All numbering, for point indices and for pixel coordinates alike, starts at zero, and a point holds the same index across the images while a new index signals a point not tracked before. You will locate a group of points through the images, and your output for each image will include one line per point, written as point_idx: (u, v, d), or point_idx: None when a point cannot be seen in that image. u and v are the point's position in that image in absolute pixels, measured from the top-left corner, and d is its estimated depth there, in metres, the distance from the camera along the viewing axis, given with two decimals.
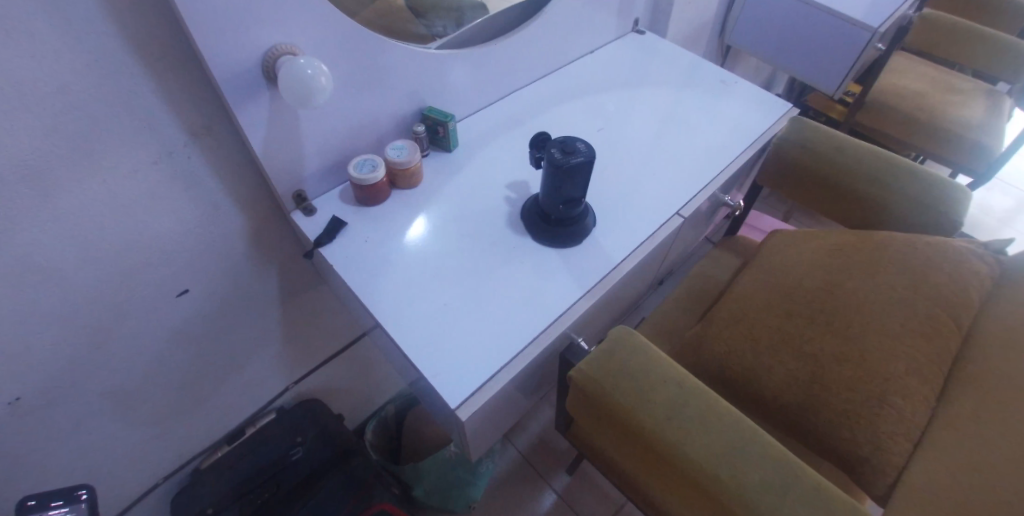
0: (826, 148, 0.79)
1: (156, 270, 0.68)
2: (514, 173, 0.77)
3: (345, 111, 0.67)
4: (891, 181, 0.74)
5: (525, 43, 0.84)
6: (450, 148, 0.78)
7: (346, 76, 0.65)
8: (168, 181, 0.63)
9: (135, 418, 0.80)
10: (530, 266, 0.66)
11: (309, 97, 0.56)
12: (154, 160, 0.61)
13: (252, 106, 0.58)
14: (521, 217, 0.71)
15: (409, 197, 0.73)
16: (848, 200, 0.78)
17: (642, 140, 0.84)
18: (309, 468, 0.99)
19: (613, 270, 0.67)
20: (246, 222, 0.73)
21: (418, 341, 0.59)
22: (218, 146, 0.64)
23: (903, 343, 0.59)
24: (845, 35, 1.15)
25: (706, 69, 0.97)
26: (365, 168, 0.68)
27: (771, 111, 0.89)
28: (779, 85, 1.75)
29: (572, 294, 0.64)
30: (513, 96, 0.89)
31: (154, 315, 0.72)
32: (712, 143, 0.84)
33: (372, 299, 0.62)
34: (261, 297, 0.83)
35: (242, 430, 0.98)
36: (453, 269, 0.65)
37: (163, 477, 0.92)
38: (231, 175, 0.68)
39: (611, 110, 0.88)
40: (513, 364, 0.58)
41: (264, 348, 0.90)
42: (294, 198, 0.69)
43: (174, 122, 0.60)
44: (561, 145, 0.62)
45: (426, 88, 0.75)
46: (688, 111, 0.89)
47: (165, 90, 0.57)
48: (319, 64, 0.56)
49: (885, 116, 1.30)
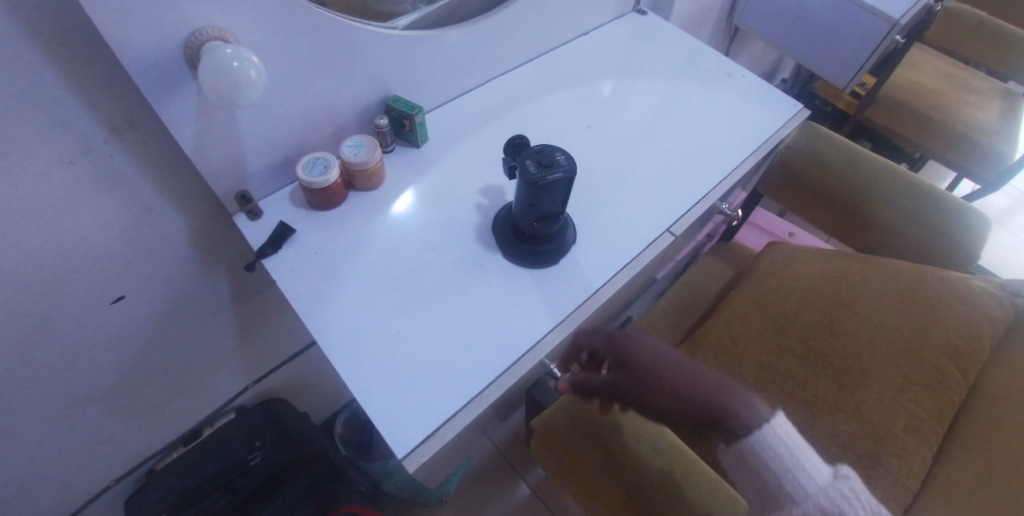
0: (835, 160, 0.72)
1: (82, 279, 0.61)
2: (487, 176, 0.69)
3: (291, 102, 0.59)
4: (906, 203, 0.68)
5: (507, 26, 0.75)
6: (418, 144, 0.70)
7: (290, 63, 0.56)
8: (86, 183, 0.55)
9: (73, 427, 0.74)
10: (497, 289, 0.59)
11: (235, 94, 0.48)
12: (67, 159, 0.52)
13: (172, 102, 0.50)
14: (492, 228, 0.64)
15: (367, 200, 0.65)
16: (854, 218, 0.72)
17: (633, 140, 0.76)
18: (265, 475, 0.98)
19: (592, 296, 0.60)
20: (187, 221, 0.65)
21: (365, 378, 0.52)
22: (145, 143, 0.56)
23: (902, 396, 0.56)
24: (863, 25, 1.06)
25: (709, 59, 0.88)
26: (315, 169, 0.60)
27: (778, 112, 0.80)
28: (785, 71, 1.65)
29: (543, 323, 0.58)
30: (494, 84, 0.80)
31: (86, 324, 0.65)
32: (711, 147, 0.76)
33: (320, 323, 0.55)
34: (211, 299, 0.76)
35: (199, 430, 0.92)
36: (411, 291, 0.58)
37: (115, 479, 0.87)
38: (164, 173, 0.59)
39: (601, 103, 0.80)
40: (471, 406, 0.52)
41: (218, 349, 0.84)
42: (237, 199, 0.61)
43: (87, 117, 0.51)
44: (536, 156, 0.55)
45: (389, 76, 0.66)
46: (686, 109, 0.80)
47: (73, 80, 0.48)
48: (247, 54, 0.48)
49: (894, 113, 1.23)
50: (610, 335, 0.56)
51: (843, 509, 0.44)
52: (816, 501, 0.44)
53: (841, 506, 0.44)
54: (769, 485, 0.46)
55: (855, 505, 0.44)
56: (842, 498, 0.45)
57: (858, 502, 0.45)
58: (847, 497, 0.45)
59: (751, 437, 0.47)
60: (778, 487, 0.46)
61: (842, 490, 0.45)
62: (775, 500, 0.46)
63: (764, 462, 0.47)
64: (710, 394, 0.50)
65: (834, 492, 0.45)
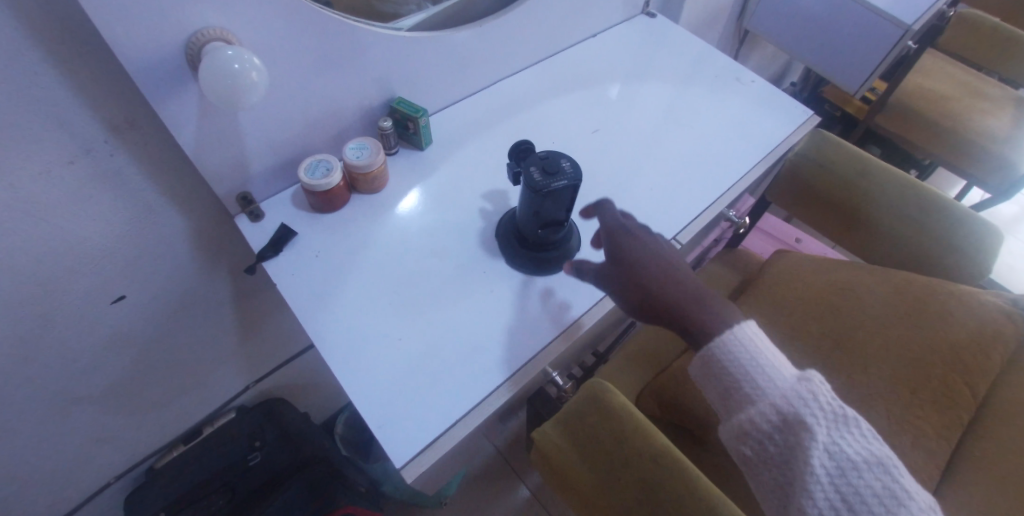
0: (845, 169, 0.70)
1: (82, 279, 0.61)
2: (491, 180, 0.68)
3: (293, 104, 0.58)
4: (916, 213, 0.66)
5: (514, 27, 0.74)
6: (422, 146, 0.69)
7: (293, 65, 0.55)
8: (88, 183, 0.54)
9: (73, 425, 0.73)
10: (499, 296, 0.59)
11: (235, 96, 0.47)
12: (67, 159, 0.52)
13: (174, 103, 0.50)
14: (496, 234, 0.63)
15: (370, 203, 0.64)
16: (864, 229, 0.71)
17: (640, 145, 0.75)
18: (265, 476, 0.96)
19: (596, 305, 0.60)
20: (189, 222, 0.65)
21: (365, 386, 0.52)
22: (147, 143, 0.55)
23: (908, 413, 0.56)
24: (875, 30, 1.04)
25: (718, 63, 0.87)
26: (317, 172, 0.60)
27: (788, 118, 0.79)
28: (794, 74, 1.64)
29: (545, 332, 0.57)
30: (500, 86, 0.79)
31: (86, 323, 0.64)
32: (720, 153, 0.75)
33: (319, 329, 0.55)
34: (212, 299, 0.76)
35: (197, 430, 0.93)
36: (412, 297, 0.58)
37: (115, 476, 0.86)
38: (166, 173, 0.59)
39: (608, 107, 0.79)
40: (471, 416, 0.52)
41: (219, 348, 0.83)
42: (238, 200, 0.61)
43: (89, 118, 0.50)
44: (541, 163, 0.54)
45: (394, 77, 0.65)
46: (694, 114, 0.79)
47: (74, 80, 0.48)
48: (249, 56, 0.47)
49: (905, 119, 1.22)
50: (613, 217, 0.58)
51: (801, 407, 0.43)
52: (774, 398, 0.44)
53: (798, 405, 0.43)
54: (730, 386, 0.46)
55: (815, 404, 0.43)
56: (802, 396, 0.44)
57: (818, 403, 0.43)
58: (807, 396, 0.44)
59: (716, 342, 0.47)
60: (740, 388, 0.46)
61: (803, 390, 0.44)
62: (735, 399, 0.46)
63: (728, 367, 0.46)
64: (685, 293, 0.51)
65: (794, 391, 0.44)
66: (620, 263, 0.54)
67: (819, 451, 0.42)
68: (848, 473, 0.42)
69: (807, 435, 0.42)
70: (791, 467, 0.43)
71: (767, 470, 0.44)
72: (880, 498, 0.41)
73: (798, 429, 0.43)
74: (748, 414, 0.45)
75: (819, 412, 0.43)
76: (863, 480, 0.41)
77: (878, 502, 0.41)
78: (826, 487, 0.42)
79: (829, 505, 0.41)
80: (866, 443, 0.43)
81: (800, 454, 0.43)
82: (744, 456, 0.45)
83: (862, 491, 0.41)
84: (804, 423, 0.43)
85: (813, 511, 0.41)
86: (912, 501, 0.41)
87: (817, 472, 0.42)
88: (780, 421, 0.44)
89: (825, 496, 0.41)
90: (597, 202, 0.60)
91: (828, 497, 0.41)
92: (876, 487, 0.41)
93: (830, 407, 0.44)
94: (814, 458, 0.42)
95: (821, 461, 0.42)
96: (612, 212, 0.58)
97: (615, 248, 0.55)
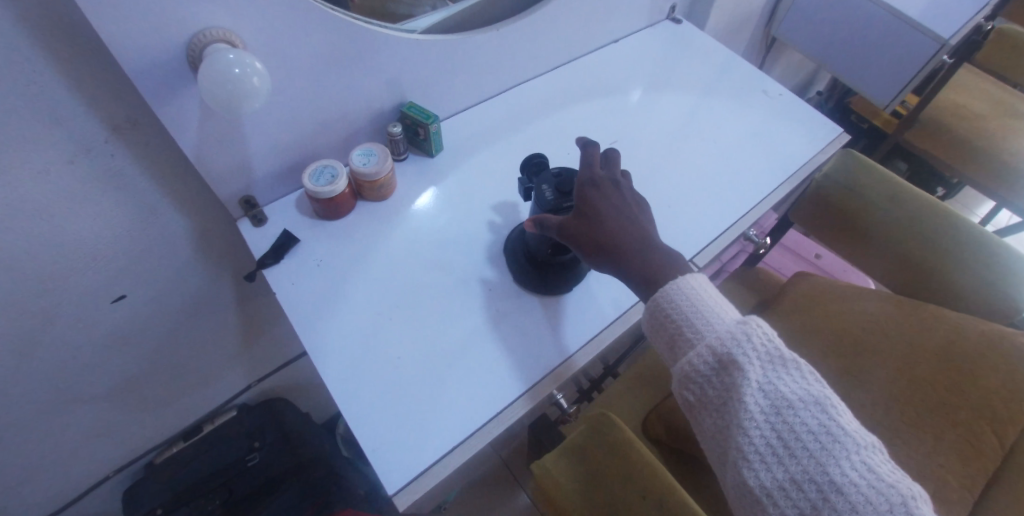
0: (877, 196, 0.67)
1: (81, 278, 0.59)
2: (501, 191, 0.66)
3: (300, 108, 0.57)
4: (950, 248, 0.63)
5: (533, 31, 0.72)
6: (433, 153, 0.67)
7: (300, 68, 0.54)
8: (87, 183, 0.53)
9: (70, 421, 0.72)
10: (505, 315, 0.57)
11: (235, 102, 0.45)
12: (67, 159, 0.50)
13: (176, 105, 0.48)
14: (505, 249, 0.61)
15: (376, 212, 0.63)
16: (894, 261, 0.67)
17: (658, 159, 0.72)
18: (262, 479, 0.95)
19: (605, 330, 0.57)
20: (192, 223, 0.63)
21: (361, 405, 0.51)
22: (149, 144, 0.54)
23: (931, 461, 0.53)
24: (909, 42, 1.00)
25: (744, 73, 0.83)
26: (322, 178, 0.58)
27: (816, 136, 0.76)
28: (821, 83, 1.59)
29: (550, 356, 0.55)
30: (515, 92, 0.77)
31: (85, 321, 0.63)
32: (742, 171, 0.72)
33: (318, 344, 0.54)
34: (215, 299, 0.74)
35: (200, 426, 0.90)
36: (415, 313, 0.56)
37: (114, 470, 0.85)
38: (169, 174, 0.57)
39: (627, 116, 0.76)
40: (470, 443, 0.50)
41: (221, 348, 0.82)
42: (241, 204, 0.60)
43: (89, 117, 0.49)
44: (552, 183, 0.55)
45: (405, 82, 0.63)
46: (717, 128, 0.76)
47: (74, 79, 0.46)
48: (250, 60, 0.45)
49: (935, 136, 1.18)
50: (588, 163, 0.54)
51: (736, 348, 0.44)
52: (711, 341, 0.45)
53: (732, 346, 0.44)
54: (675, 335, 0.47)
55: (751, 345, 0.44)
56: (737, 337, 0.44)
57: (753, 343, 0.44)
58: (743, 337, 0.44)
59: (660, 292, 0.49)
60: (682, 333, 0.47)
61: (738, 331, 0.44)
62: (679, 346, 0.47)
63: (670, 315, 0.47)
64: (634, 248, 0.51)
65: (730, 333, 0.45)
66: (579, 217, 0.52)
67: (753, 390, 0.43)
68: (784, 410, 0.42)
69: (740, 375, 0.43)
70: (729, 407, 0.44)
71: (708, 411, 0.45)
72: (815, 435, 0.41)
73: (733, 369, 0.44)
74: (688, 358, 0.46)
75: (754, 352, 0.44)
76: (797, 416, 0.42)
77: (812, 438, 0.41)
78: (761, 424, 0.42)
79: (764, 441, 0.42)
80: (804, 382, 0.43)
81: (735, 394, 0.43)
82: (688, 400, 0.46)
83: (796, 427, 0.41)
84: (737, 363, 0.44)
85: (748, 448, 0.42)
86: (847, 435, 0.41)
87: (751, 411, 0.42)
88: (716, 363, 0.45)
89: (760, 434, 0.42)
90: (583, 140, 0.55)
91: (763, 434, 0.42)
92: (812, 424, 0.41)
93: (767, 347, 0.44)
94: (747, 396, 0.42)
95: (755, 399, 0.43)
96: (593, 156, 0.54)
97: (580, 200, 0.52)
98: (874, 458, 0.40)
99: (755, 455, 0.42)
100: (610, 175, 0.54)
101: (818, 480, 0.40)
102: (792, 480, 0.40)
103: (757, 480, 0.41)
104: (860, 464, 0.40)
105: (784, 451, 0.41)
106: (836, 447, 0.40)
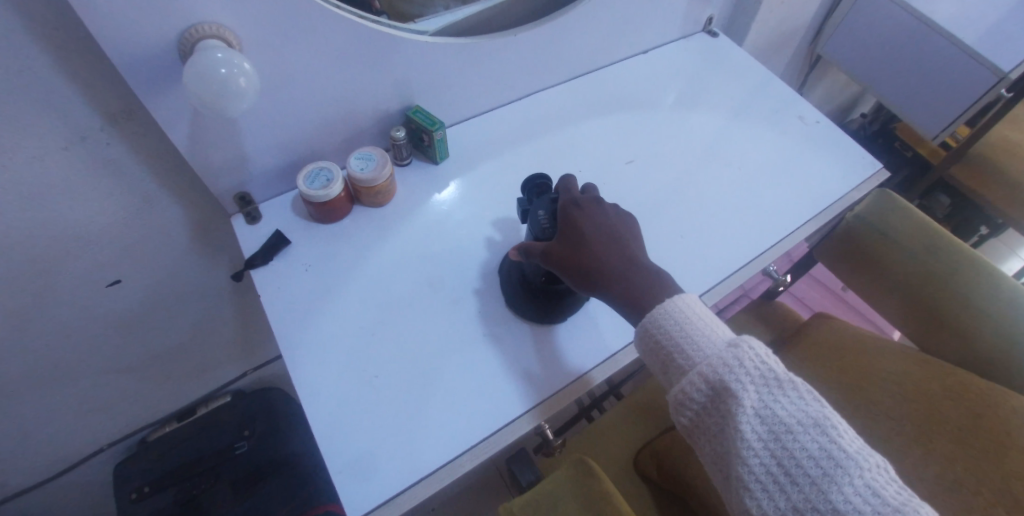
0: (909, 240, 0.62)
1: (75, 262, 0.59)
2: (504, 206, 0.63)
3: (300, 107, 0.55)
4: (987, 306, 0.57)
5: (554, 38, 0.68)
6: (437, 160, 0.65)
7: (299, 66, 0.52)
8: (82, 170, 0.52)
9: (63, 397, 0.72)
10: (491, 339, 0.54)
11: (221, 102, 0.44)
12: (62, 145, 0.49)
13: (167, 99, 0.47)
14: (501, 270, 0.59)
15: (372, 219, 0.61)
16: (923, 315, 0.61)
17: (675, 183, 0.68)
18: (250, 467, 0.93)
19: (596, 367, 0.54)
20: (188, 214, 0.62)
21: (333, 422, 0.49)
22: (146, 135, 0.53)
23: None
24: (965, 72, 0.93)
25: (779, 95, 0.78)
26: (317, 181, 0.57)
27: (851, 171, 0.70)
28: (865, 106, 1.51)
29: (535, 387, 0.52)
30: (531, 100, 0.74)
31: (78, 303, 0.63)
32: (764, 202, 0.67)
33: (297, 352, 0.52)
34: (212, 288, 0.74)
35: (193, 410, 0.90)
36: (398, 328, 0.54)
37: (108, 444, 0.85)
38: (166, 165, 0.56)
39: (646, 134, 0.72)
40: (439, 474, 0.48)
41: (217, 336, 0.81)
42: (236, 200, 0.59)
43: (85, 105, 0.48)
44: (549, 208, 0.53)
45: (414, 86, 0.61)
46: (743, 154, 0.71)
47: (69, 66, 0.45)
48: (239, 60, 0.44)
49: (983, 173, 1.10)
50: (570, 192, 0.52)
51: (728, 374, 0.42)
52: (702, 367, 0.43)
53: (724, 372, 0.42)
54: (667, 360, 0.45)
55: (744, 368, 0.41)
56: (729, 362, 0.42)
57: (746, 367, 0.41)
58: (735, 362, 0.42)
59: (649, 315, 0.46)
60: (674, 358, 0.45)
61: (728, 356, 0.42)
62: (672, 371, 0.45)
63: (660, 340, 0.45)
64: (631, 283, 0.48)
65: (722, 358, 0.42)
66: (572, 243, 0.50)
67: (749, 417, 0.41)
68: (782, 435, 0.40)
69: (734, 403, 0.41)
70: (726, 434, 0.42)
71: (705, 437, 0.43)
72: (816, 460, 0.39)
73: (726, 396, 0.41)
74: (681, 386, 0.44)
75: (748, 376, 0.41)
76: (796, 441, 0.39)
77: (813, 464, 0.39)
78: (759, 452, 0.40)
79: (763, 470, 0.40)
80: (802, 403, 0.40)
81: (730, 421, 0.41)
82: (685, 425, 0.45)
83: (796, 453, 0.39)
84: (730, 391, 0.41)
85: (749, 477, 0.40)
86: (850, 458, 0.39)
87: (749, 439, 0.40)
88: (709, 391, 0.42)
89: (759, 462, 0.40)
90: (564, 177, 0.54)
91: (763, 462, 0.40)
92: (812, 449, 0.39)
93: (760, 369, 0.41)
94: (743, 424, 0.40)
95: (752, 427, 0.40)
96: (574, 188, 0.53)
97: (575, 227, 0.50)
98: (878, 480, 0.38)
99: (757, 485, 0.40)
100: (601, 206, 0.52)
101: (821, 508, 0.38)
102: (795, 508, 0.39)
103: (760, 509, 0.40)
104: (864, 488, 0.38)
105: (785, 479, 0.39)
106: (838, 472, 0.38)
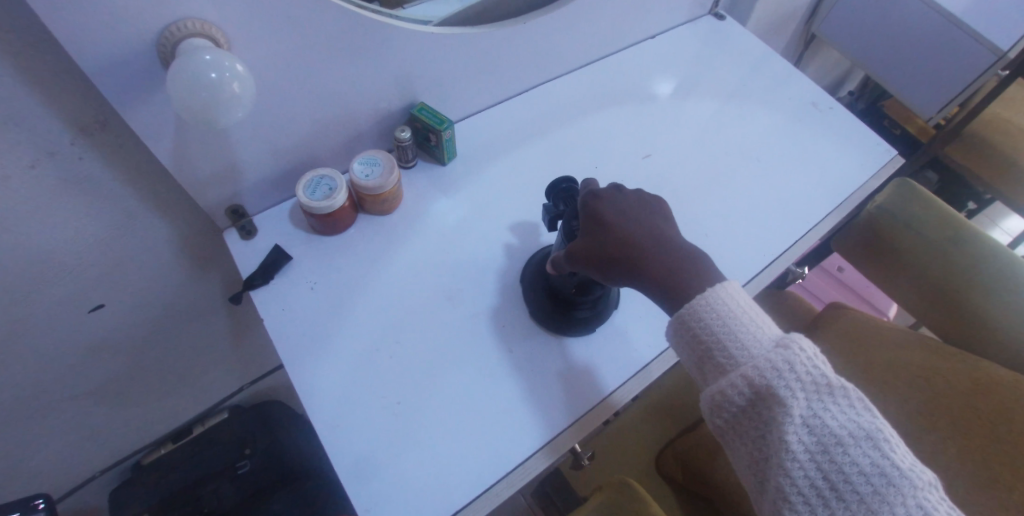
0: (933, 233, 0.61)
1: (50, 288, 0.53)
2: (519, 209, 0.60)
3: (295, 109, 0.50)
4: (1014, 300, 0.57)
5: (563, 25, 0.64)
6: (444, 161, 0.61)
7: (295, 65, 0.47)
8: (54, 189, 0.46)
9: (46, 429, 0.67)
10: (516, 355, 0.51)
11: (212, 111, 0.39)
12: (28, 164, 0.43)
13: (147, 107, 0.41)
14: (520, 278, 0.55)
15: (378, 228, 0.57)
16: (946, 307, 0.61)
17: (694, 177, 0.65)
18: (251, 487, 0.89)
19: (629, 381, 0.52)
20: (175, 228, 0.57)
21: (354, 455, 0.46)
22: (124, 146, 0.47)
23: None
24: (965, 51, 0.92)
25: (790, 80, 0.76)
26: (318, 191, 0.52)
27: (867, 160, 0.69)
28: (852, 83, 1.51)
29: (568, 405, 0.50)
30: (539, 92, 0.70)
31: (58, 331, 0.57)
32: (784, 194, 0.65)
33: (310, 378, 0.48)
34: (203, 304, 0.68)
35: (189, 429, 0.86)
36: (416, 348, 0.51)
37: (101, 470, 0.80)
38: (148, 178, 0.51)
39: (660, 125, 0.69)
40: (474, 506, 0.45)
41: (210, 353, 0.76)
42: (228, 214, 0.54)
43: (53, 117, 0.42)
44: None
45: (418, 82, 0.56)
46: (761, 145, 0.69)
47: (31, 74, 0.39)
48: (231, 62, 0.38)
49: (977, 151, 1.11)
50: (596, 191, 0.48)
51: (777, 379, 0.39)
52: (748, 369, 0.39)
53: (772, 376, 0.39)
54: (703, 356, 0.42)
55: (794, 374, 0.39)
56: (778, 366, 0.39)
57: (796, 373, 0.38)
58: (785, 366, 0.39)
59: (686, 307, 0.42)
60: (713, 355, 0.41)
61: (778, 359, 0.39)
62: (708, 368, 0.42)
63: (698, 335, 0.41)
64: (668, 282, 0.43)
65: (770, 360, 0.39)
66: (604, 243, 0.45)
67: (796, 426, 0.38)
68: (831, 448, 0.38)
69: (782, 411, 0.38)
70: (767, 441, 0.40)
71: (741, 441, 0.41)
72: (866, 475, 0.38)
73: (773, 403, 0.39)
74: (720, 386, 0.40)
75: (798, 382, 0.39)
76: (846, 455, 0.38)
77: (863, 480, 0.38)
78: (805, 464, 0.38)
79: (808, 482, 0.38)
80: (852, 414, 0.39)
81: (774, 429, 0.39)
82: (719, 425, 0.42)
83: (844, 467, 0.38)
84: (778, 397, 0.38)
85: (791, 489, 0.39)
86: (902, 475, 0.37)
87: (795, 451, 0.38)
88: (753, 394, 0.39)
89: (804, 474, 0.38)
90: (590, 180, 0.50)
91: (808, 474, 0.38)
92: (862, 463, 0.38)
93: (812, 375, 0.39)
94: (790, 434, 0.38)
95: (799, 437, 0.38)
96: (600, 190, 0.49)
97: (606, 227, 0.45)
98: (930, 498, 0.37)
99: (799, 497, 0.39)
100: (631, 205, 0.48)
101: None
102: None
103: None
104: (915, 508, 0.37)
105: (830, 494, 0.38)
106: (889, 490, 0.37)
